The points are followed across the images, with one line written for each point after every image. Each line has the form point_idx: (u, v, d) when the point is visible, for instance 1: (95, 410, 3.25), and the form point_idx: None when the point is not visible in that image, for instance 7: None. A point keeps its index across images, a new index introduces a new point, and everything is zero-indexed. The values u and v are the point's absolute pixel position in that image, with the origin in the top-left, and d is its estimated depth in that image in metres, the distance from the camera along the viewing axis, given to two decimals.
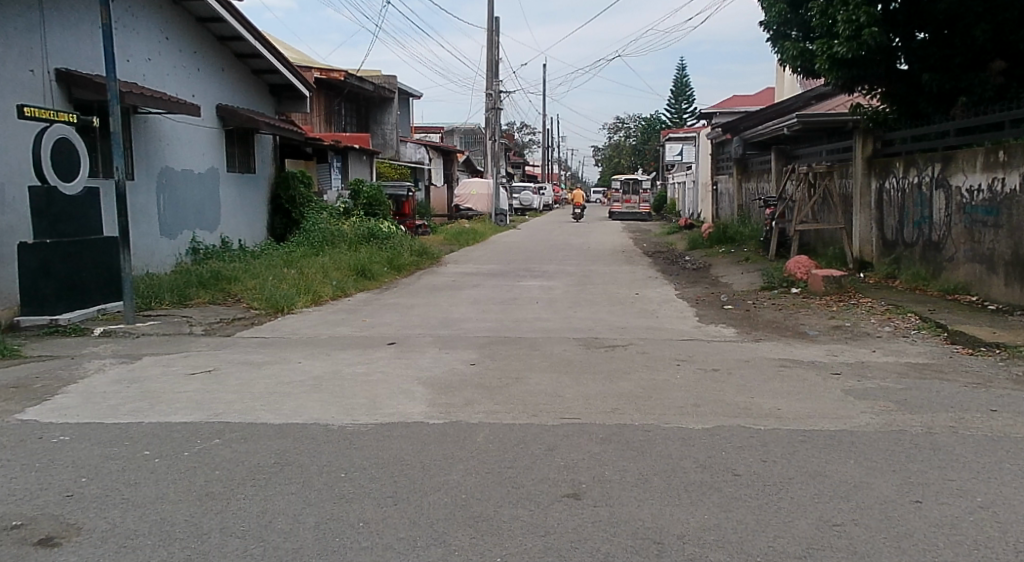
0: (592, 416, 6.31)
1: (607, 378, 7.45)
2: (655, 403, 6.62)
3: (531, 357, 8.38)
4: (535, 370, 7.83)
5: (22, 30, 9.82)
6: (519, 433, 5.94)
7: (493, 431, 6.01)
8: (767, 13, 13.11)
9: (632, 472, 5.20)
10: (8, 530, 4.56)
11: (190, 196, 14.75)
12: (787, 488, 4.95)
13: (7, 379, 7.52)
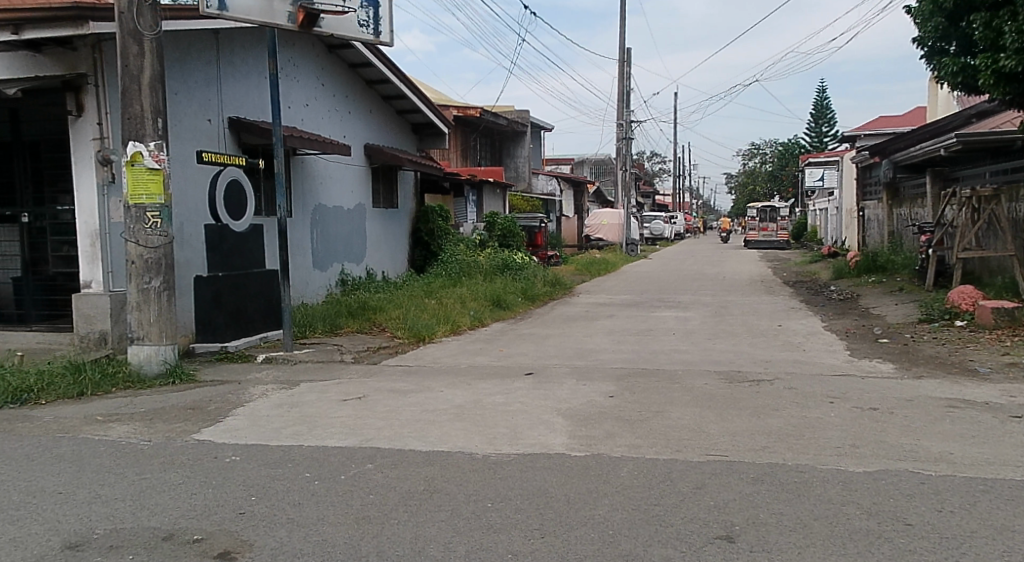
0: (741, 454, 6.23)
1: (755, 414, 7.33)
2: (808, 443, 6.46)
3: (672, 390, 8.34)
4: (676, 404, 7.79)
5: (202, 84, 10.66)
6: (665, 470, 5.93)
7: (637, 466, 6.04)
8: (923, 28, 12.55)
9: (791, 516, 5.11)
10: (189, 544, 4.94)
11: (340, 231, 15.49)
12: (971, 543, 4.74)
13: (183, 401, 8.12)
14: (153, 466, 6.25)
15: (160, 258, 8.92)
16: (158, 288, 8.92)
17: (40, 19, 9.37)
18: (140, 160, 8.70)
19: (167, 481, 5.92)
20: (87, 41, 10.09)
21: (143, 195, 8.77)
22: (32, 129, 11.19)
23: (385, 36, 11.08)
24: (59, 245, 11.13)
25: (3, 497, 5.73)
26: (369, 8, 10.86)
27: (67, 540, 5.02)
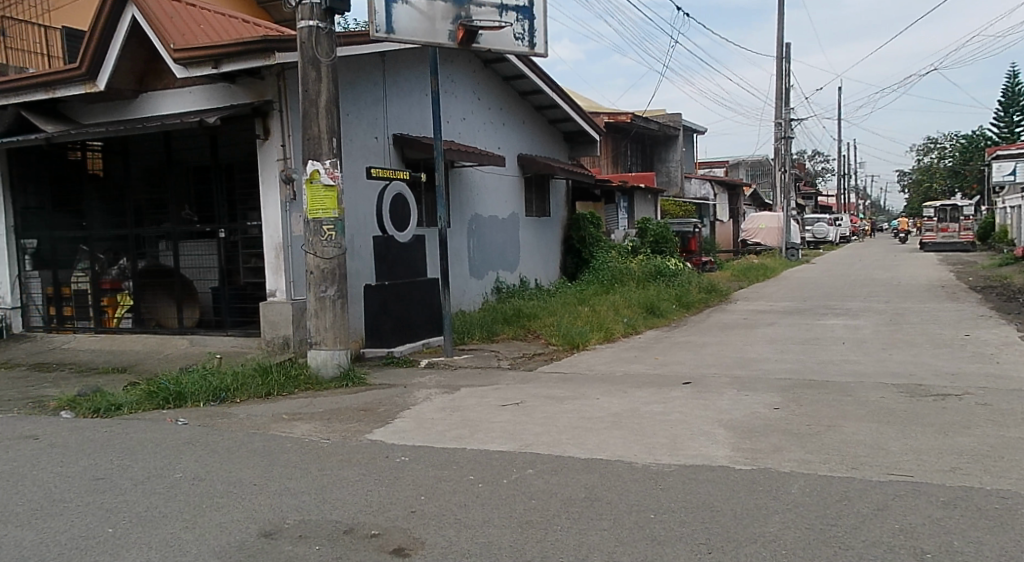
0: (926, 475, 6.01)
1: (942, 432, 7.01)
2: (1008, 466, 6.14)
3: (846, 404, 8.09)
4: (850, 418, 7.57)
5: (370, 104, 11.29)
6: (841, 488, 5.81)
7: (810, 483, 5.94)
8: None
9: (989, 546, 4.91)
10: (368, 538, 5.29)
11: (496, 240, 15.92)
12: None
13: (355, 403, 8.63)
14: (332, 463, 6.71)
15: (335, 268, 9.53)
16: (333, 296, 9.52)
17: (232, 53, 10.33)
18: (317, 177, 9.36)
19: (346, 477, 6.35)
20: (274, 71, 11.10)
21: (320, 211, 9.42)
22: (228, 153, 12.28)
23: (540, 48, 11.14)
24: (249, 257, 12.17)
25: (204, 486, 6.32)
26: (526, 21, 11.02)
27: (263, 528, 5.51)
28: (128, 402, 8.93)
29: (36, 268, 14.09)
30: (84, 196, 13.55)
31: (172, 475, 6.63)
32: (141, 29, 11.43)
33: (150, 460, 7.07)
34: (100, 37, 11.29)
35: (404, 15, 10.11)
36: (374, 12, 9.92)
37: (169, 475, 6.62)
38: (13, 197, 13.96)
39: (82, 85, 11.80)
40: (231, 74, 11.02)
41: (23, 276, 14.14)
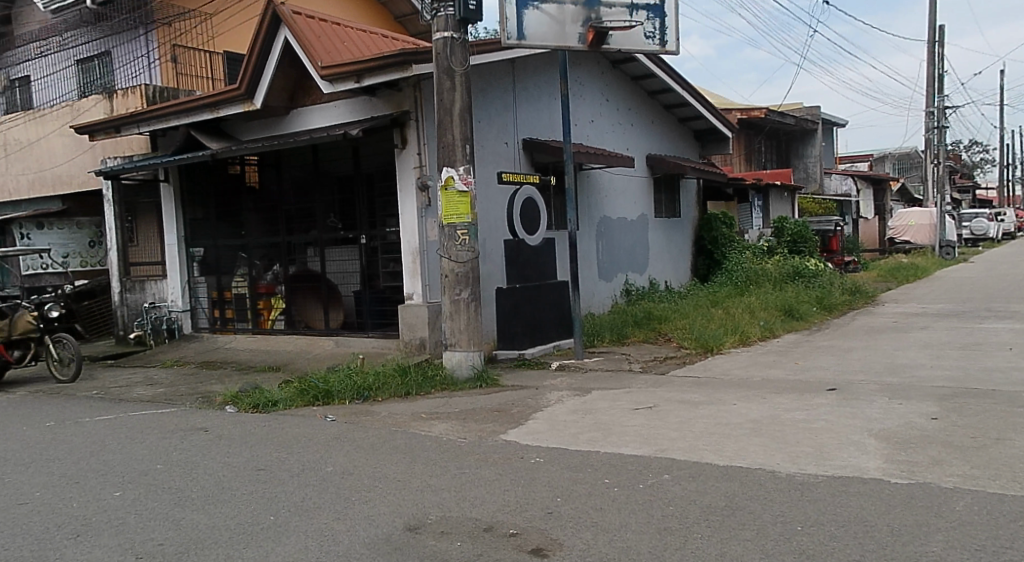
0: None
1: None
2: None
3: (1013, 416, 7.63)
4: (1019, 431, 7.14)
5: (500, 109, 11.52)
6: (1010, 508, 5.51)
7: (976, 501, 5.66)
8: None
9: None
10: (506, 537, 5.43)
11: (625, 241, 15.89)
12: None
13: (490, 404, 8.83)
14: (470, 462, 6.92)
15: (469, 272, 9.77)
16: (467, 299, 9.77)
17: (372, 68, 10.80)
18: (451, 184, 9.62)
19: (482, 477, 6.52)
20: (410, 82, 11.49)
21: (455, 216, 9.68)
22: (368, 163, 12.80)
23: (671, 46, 10.97)
24: (388, 262, 12.64)
25: (352, 479, 6.67)
26: (657, 19, 10.89)
27: (408, 521, 5.74)
28: (282, 399, 9.56)
29: (202, 274, 15.40)
30: (243, 207, 14.71)
31: (324, 468, 7.02)
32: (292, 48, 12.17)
33: (302, 454, 7.51)
34: (254, 62, 12.28)
35: (534, 21, 10.27)
36: (506, 19, 10.15)
37: (321, 468, 7.02)
38: (182, 208, 15.31)
39: (242, 103, 12.83)
40: (371, 87, 11.52)
41: (191, 282, 15.44)
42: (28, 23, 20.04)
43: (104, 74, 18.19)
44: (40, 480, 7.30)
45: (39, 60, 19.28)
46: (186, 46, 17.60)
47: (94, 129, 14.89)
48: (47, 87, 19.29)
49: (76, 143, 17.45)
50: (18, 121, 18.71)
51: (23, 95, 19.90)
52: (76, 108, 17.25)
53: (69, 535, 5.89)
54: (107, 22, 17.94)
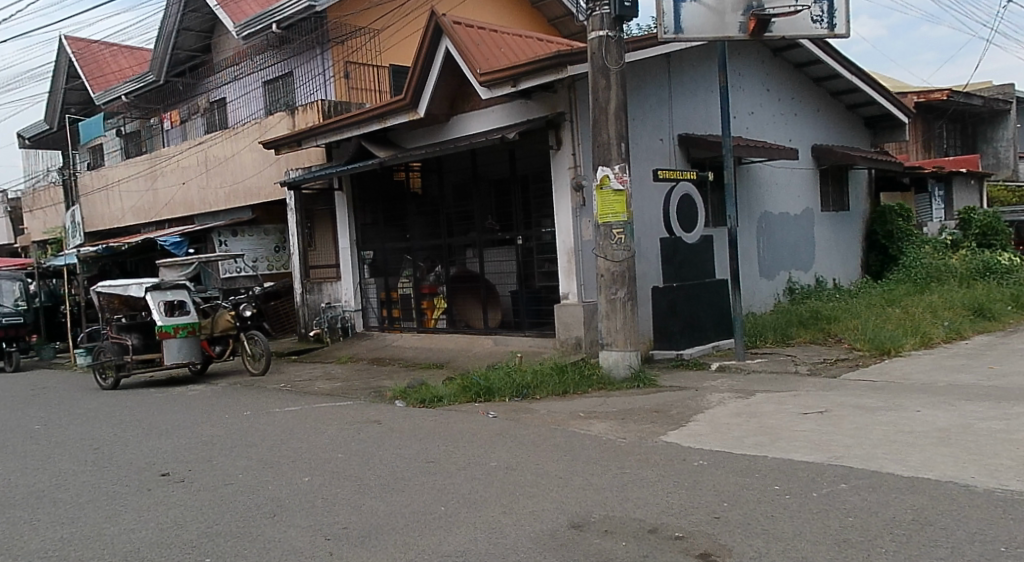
0: None
1: None
2: None
3: None
4: None
5: (655, 106, 11.38)
6: None
7: None
8: None
9: None
10: (673, 539, 5.35)
11: (789, 238, 15.32)
12: None
13: (649, 404, 8.74)
14: (632, 462, 6.88)
15: (624, 271, 9.71)
16: (624, 298, 9.71)
17: (529, 71, 10.92)
18: (607, 182, 9.60)
19: (645, 477, 6.47)
20: (565, 83, 11.55)
21: (610, 215, 9.64)
22: (524, 165, 12.94)
23: (841, 29, 10.48)
24: (543, 262, 12.73)
25: (517, 476, 6.81)
26: (824, 3, 10.43)
27: (572, 519, 5.80)
28: (448, 395, 9.89)
29: (372, 276, 16.22)
30: (408, 212, 15.26)
31: (490, 463, 7.25)
32: (452, 57, 12.53)
33: (469, 448, 7.78)
34: (418, 72, 12.85)
35: (693, 13, 10.08)
36: (662, 14, 10.02)
37: (486, 463, 7.25)
38: (354, 215, 16.27)
39: (406, 112, 13.52)
40: (528, 90, 11.67)
41: (362, 283, 16.38)
42: (226, 49, 21.75)
43: (288, 92, 19.38)
44: (243, 464, 8.19)
45: (236, 81, 20.86)
46: (358, 62, 18.34)
47: (279, 144, 16.29)
48: (242, 104, 20.81)
49: (263, 157, 18.61)
50: (216, 138, 20.10)
51: (222, 114, 21.60)
52: (263, 124, 18.43)
53: (266, 515, 6.48)
54: (290, 44, 19.00)
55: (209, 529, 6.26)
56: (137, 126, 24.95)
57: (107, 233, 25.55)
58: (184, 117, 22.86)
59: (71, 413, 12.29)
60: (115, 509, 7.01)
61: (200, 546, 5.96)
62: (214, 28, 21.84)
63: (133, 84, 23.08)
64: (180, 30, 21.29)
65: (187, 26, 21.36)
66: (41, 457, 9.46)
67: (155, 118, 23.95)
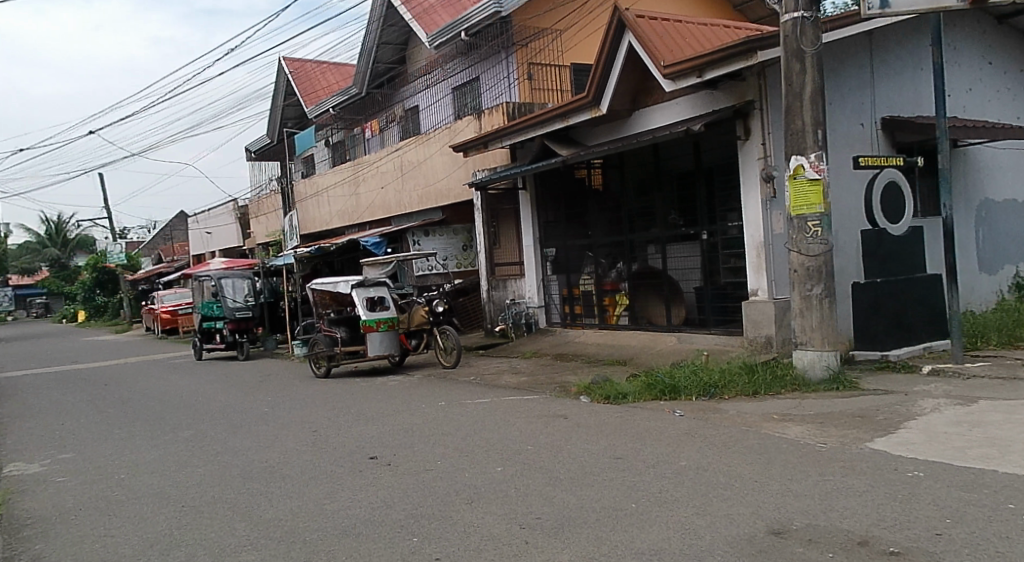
0: None
1: None
2: None
3: None
4: None
5: (855, 88, 10.70)
6: None
7: None
8: None
9: None
10: (885, 555, 4.95)
11: (1014, 227, 13.95)
12: None
13: (852, 409, 8.19)
14: (834, 470, 6.47)
15: (821, 266, 9.18)
16: (820, 295, 9.18)
17: (715, 60, 10.57)
18: (801, 172, 9.12)
19: (852, 487, 6.06)
20: (754, 71, 11.08)
21: (804, 207, 9.18)
22: (710, 157, 12.55)
23: None
24: (729, 258, 12.33)
25: (711, 480, 6.61)
26: None
27: (771, 525, 5.54)
28: (631, 392, 9.86)
29: (554, 272, 16.36)
30: (590, 209, 15.21)
31: (678, 462, 7.20)
32: (636, 51, 12.35)
33: (657, 446, 7.81)
34: (601, 69, 12.77)
35: None
36: None
37: (675, 463, 7.21)
38: (536, 213, 16.48)
39: (589, 110, 13.47)
40: (714, 80, 11.29)
41: (545, 280, 16.54)
42: (420, 59, 22.63)
43: (475, 97, 19.85)
44: (439, 451, 8.69)
45: (429, 89, 21.62)
46: (541, 63, 18.41)
47: (467, 147, 16.77)
48: (433, 109, 21.52)
49: (452, 159, 19.16)
50: (410, 144, 20.90)
51: (415, 122, 22.45)
52: (453, 128, 18.94)
53: (464, 501, 6.96)
54: (478, 50, 19.49)
55: (415, 511, 6.81)
56: (343, 136, 26.44)
57: (316, 236, 27.26)
58: (382, 125, 23.92)
59: (285, 399, 13.27)
60: (332, 488, 7.74)
61: (405, 527, 6.49)
62: (410, 40, 22.83)
63: (339, 98, 24.58)
64: (380, 45, 22.49)
65: (386, 40, 22.53)
66: (271, 435, 10.34)
67: (358, 128, 25.29)
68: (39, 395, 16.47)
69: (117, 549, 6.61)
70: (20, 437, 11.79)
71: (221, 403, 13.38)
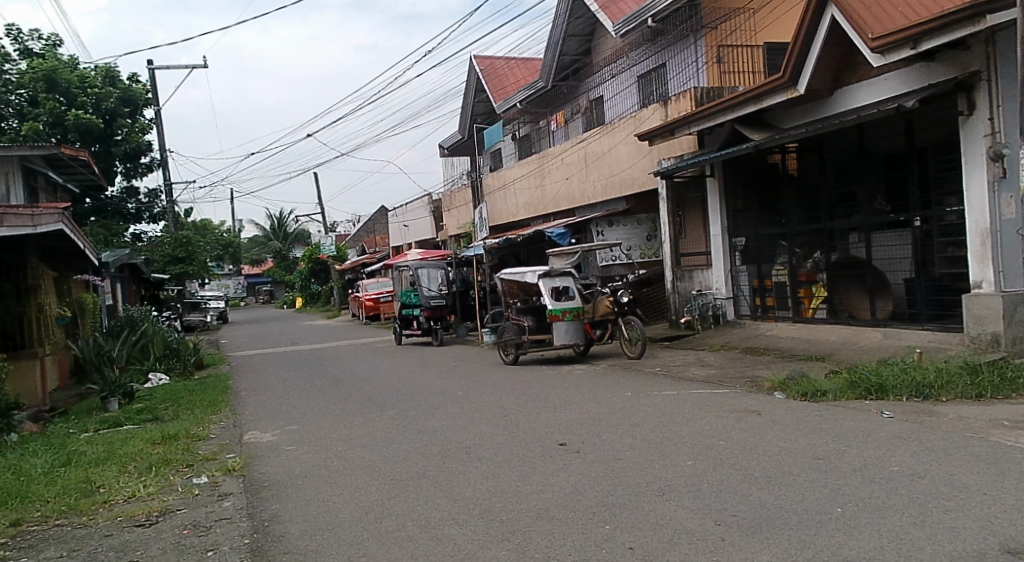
0: None
1: None
2: None
3: None
4: None
5: None
6: None
7: None
8: None
9: None
10: None
11: None
12: None
13: None
14: None
15: None
16: None
17: (933, 29, 9.66)
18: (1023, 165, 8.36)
19: None
20: (979, 38, 10.03)
21: None
22: (924, 137, 11.56)
23: None
24: (945, 246, 11.31)
25: (931, 488, 6.02)
26: None
27: (1007, 544, 4.96)
28: (833, 390, 9.28)
29: (744, 262, 15.65)
30: (784, 196, 14.44)
31: (890, 467, 6.60)
32: (841, 25, 11.53)
33: (864, 448, 7.22)
34: (800, 46, 12.05)
35: None
36: None
37: (887, 467, 6.61)
38: (725, 201, 15.84)
39: (786, 91, 12.78)
40: (931, 51, 10.34)
41: (734, 271, 15.86)
42: (606, 49, 22.37)
43: (662, 84, 19.36)
44: (628, 441, 8.46)
45: (615, 78, 21.33)
46: (732, 44, 17.49)
47: (653, 135, 16.34)
48: (618, 99, 21.19)
49: (637, 149, 18.79)
50: (594, 135, 20.71)
51: (599, 112, 22.24)
52: (638, 117, 18.56)
53: (657, 492, 6.71)
54: (666, 36, 18.99)
55: (606, 499, 6.65)
56: (529, 130, 26.70)
57: (503, 227, 27.66)
58: (567, 117, 23.86)
59: (478, 384, 13.52)
60: (525, 471, 7.71)
61: (599, 514, 6.36)
62: (596, 31, 22.65)
63: (526, 91, 24.80)
64: (566, 37, 22.46)
65: (573, 32, 22.45)
66: (468, 418, 10.51)
67: (544, 121, 25.43)
68: (266, 372, 17.75)
69: (334, 515, 6.93)
70: (253, 409, 12.70)
71: (420, 385, 13.83)
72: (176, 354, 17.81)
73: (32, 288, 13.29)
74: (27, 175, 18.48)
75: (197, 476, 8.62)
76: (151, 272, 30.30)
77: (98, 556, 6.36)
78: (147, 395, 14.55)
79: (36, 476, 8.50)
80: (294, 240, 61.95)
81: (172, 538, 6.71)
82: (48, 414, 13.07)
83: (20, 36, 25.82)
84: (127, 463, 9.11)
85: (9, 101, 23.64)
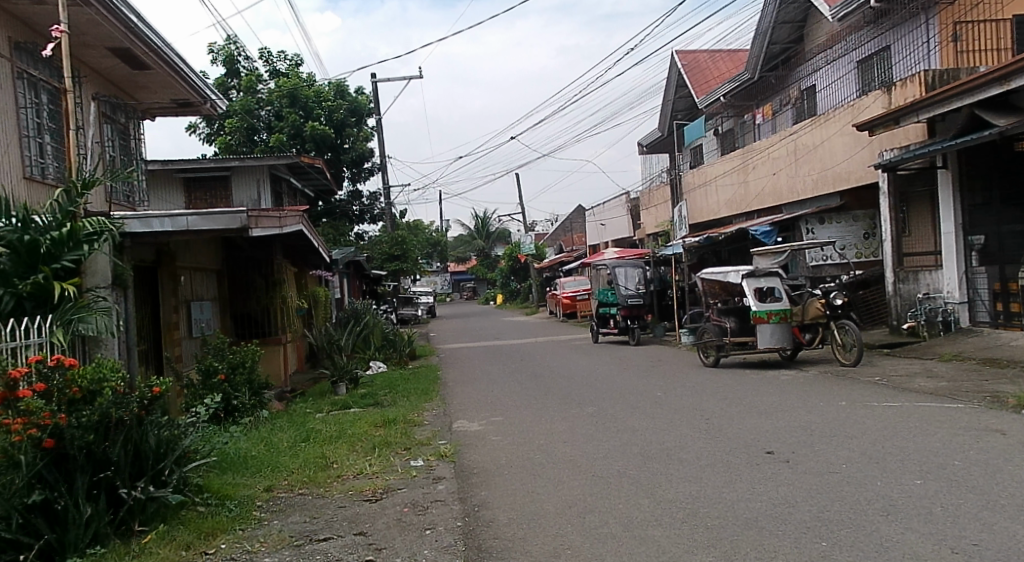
0: None
1: None
2: None
3: None
4: None
5: None
6: None
7: None
8: None
9: None
10: None
11: None
12: None
13: None
14: None
15: None
16: None
17: None
18: None
19: None
20: None
21: None
22: None
23: None
24: None
25: None
26: None
27: None
28: None
29: (983, 263, 14.01)
30: None
31: None
32: None
33: None
34: None
35: None
36: None
37: None
38: (959, 194, 14.24)
39: None
40: None
41: (970, 273, 14.21)
42: (820, 35, 20.91)
43: (884, 69, 17.81)
44: (846, 454, 7.63)
45: (831, 65, 19.84)
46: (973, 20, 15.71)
47: (874, 125, 14.93)
48: (833, 89, 19.77)
49: (855, 140, 17.35)
50: (805, 127, 19.37)
51: (812, 102, 20.81)
52: (857, 106, 17.12)
53: (879, 512, 5.92)
54: (891, 16, 17.39)
55: (822, 514, 5.94)
56: (732, 124, 25.55)
57: (703, 225, 26.56)
58: (775, 109, 22.68)
59: (681, 385, 12.88)
60: (731, 478, 7.09)
61: (815, 528, 5.68)
62: (810, 17, 21.25)
63: (731, 84, 23.68)
64: (777, 25, 21.19)
65: (785, 19, 21.18)
66: (667, 419, 9.95)
67: (750, 114, 24.23)
68: (473, 365, 17.98)
69: (540, 506, 6.65)
70: (462, 399, 12.78)
71: (621, 384, 13.37)
72: (393, 344, 18.44)
73: (277, 281, 14.02)
74: (274, 181, 19.77)
75: (413, 459, 8.64)
76: (372, 268, 31.83)
77: (333, 525, 6.44)
78: (370, 381, 15.05)
79: (282, 449, 8.84)
80: (496, 239, 63.41)
81: (394, 514, 6.70)
82: (290, 395, 13.83)
83: (271, 58, 27.95)
84: (354, 442, 9.33)
85: (261, 117, 25.72)
